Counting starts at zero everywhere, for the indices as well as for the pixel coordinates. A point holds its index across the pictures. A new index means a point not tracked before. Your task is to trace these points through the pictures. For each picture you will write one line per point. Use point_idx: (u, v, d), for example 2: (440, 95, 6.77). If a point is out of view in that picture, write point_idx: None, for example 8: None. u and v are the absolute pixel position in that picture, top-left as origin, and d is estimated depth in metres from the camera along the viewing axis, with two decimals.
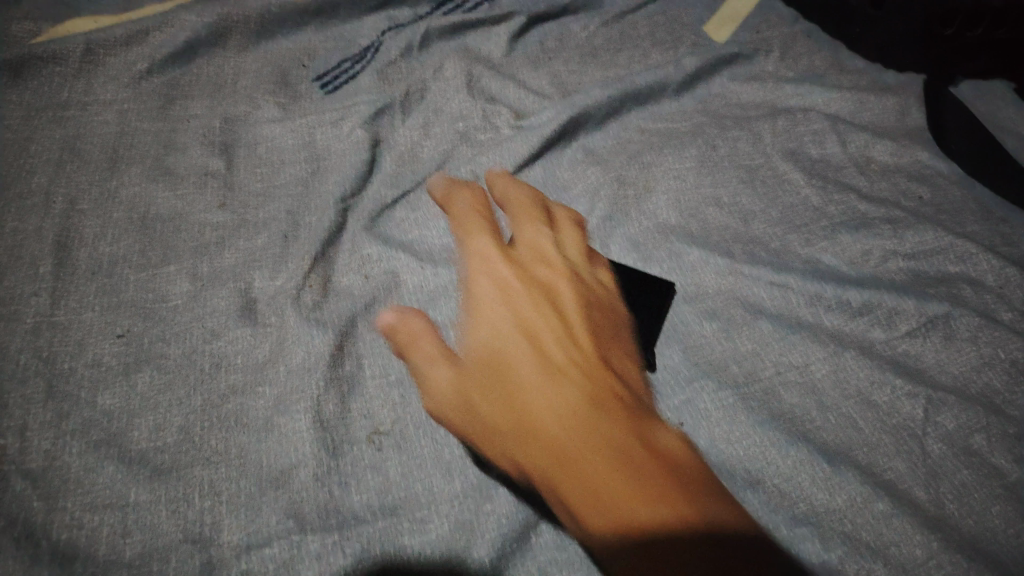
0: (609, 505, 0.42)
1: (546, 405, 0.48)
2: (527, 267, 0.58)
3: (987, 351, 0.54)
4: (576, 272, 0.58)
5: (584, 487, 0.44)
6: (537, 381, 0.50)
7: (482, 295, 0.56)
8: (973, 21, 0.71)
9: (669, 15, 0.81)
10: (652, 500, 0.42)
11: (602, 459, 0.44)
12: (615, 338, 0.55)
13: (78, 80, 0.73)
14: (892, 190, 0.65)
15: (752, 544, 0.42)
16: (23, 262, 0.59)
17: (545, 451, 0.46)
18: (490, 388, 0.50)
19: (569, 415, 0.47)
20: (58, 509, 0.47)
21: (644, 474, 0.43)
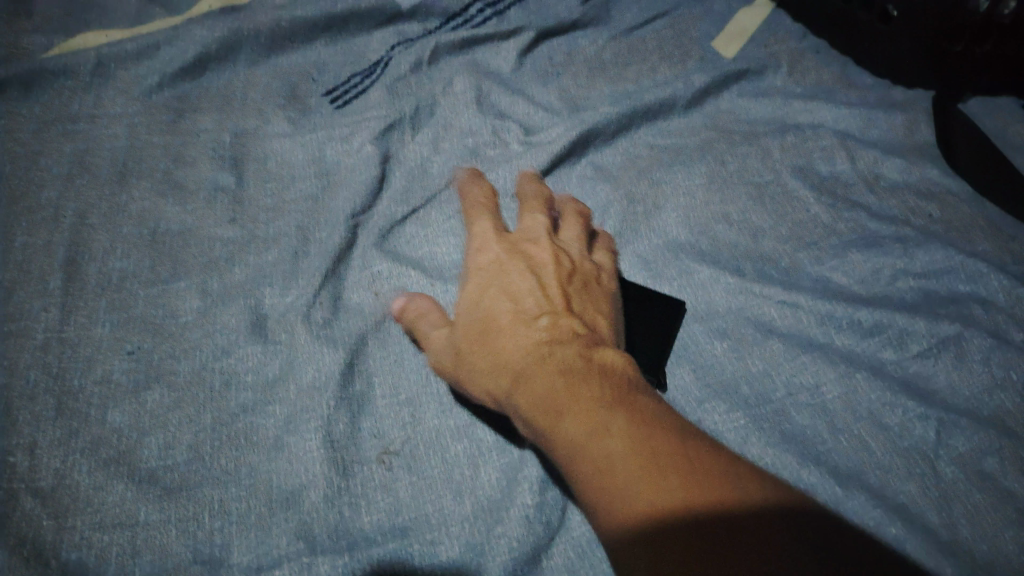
0: (588, 450, 0.38)
1: (522, 350, 0.46)
2: (524, 238, 0.55)
3: (1000, 373, 0.54)
4: (573, 249, 0.56)
5: (560, 429, 0.40)
6: (516, 326, 0.47)
7: (476, 260, 0.53)
8: (981, 37, 0.67)
9: (678, 30, 0.81)
10: (638, 451, 0.37)
11: (578, 396, 0.41)
12: (603, 304, 0.53)
13: (89, 93, 0.73)
14: (902, 208, 0.65)
15: (788, 512, 0.35)
16: (33, 277, 0.59)
17: (522, 395, 0.43)
18: (470, 334, 0.48)
19: (558, 361, 0.44)
20: (68, 528, 0.47)
21: (628, 420, 0.39)
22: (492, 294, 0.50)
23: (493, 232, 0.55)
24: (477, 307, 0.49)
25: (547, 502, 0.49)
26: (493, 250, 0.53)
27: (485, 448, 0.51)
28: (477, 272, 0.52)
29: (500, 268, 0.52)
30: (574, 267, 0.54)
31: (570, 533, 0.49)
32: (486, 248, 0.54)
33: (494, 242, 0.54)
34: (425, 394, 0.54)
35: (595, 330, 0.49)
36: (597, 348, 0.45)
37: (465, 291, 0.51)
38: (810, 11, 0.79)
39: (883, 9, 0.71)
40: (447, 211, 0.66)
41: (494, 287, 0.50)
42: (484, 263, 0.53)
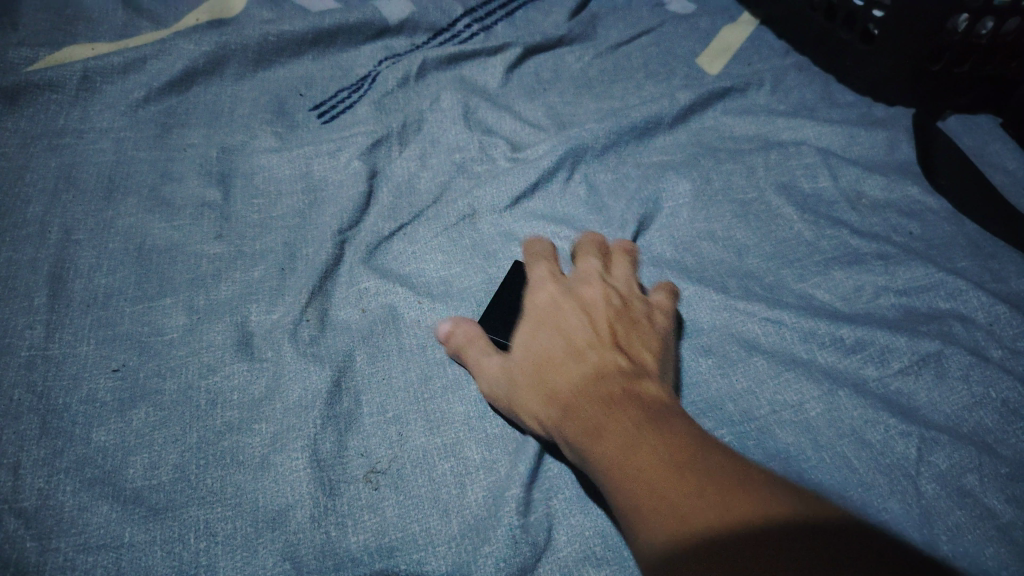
0: (629, 474, 0.39)
1: (570, 382, 0.47)
2: (579, 280, 0.55)
3: (978, 390, 0.55)
4: (629, 292, 0.55)
5: (599, 448, 0.42)
6: (566, 359, 0.48)
7: (532, 298, 0.54)
8: (963, 58, 0.70)
9: (663, 47, 0.82)
10: (677, 475, 0.38)
11: (620, 424, 0.42)
12: (657, 341, 0.52)
13: (75, 107, 0.73)
14: (883, 225, 0.66)
15: (811, 537, 0.35)
16: (17, 294, 0.58)
17: (569, 426, 0.45)
18: (523, 369, 0.49)
19: (600, 393, 0.45)
20: (51, 550, 0.46)
21: (666, 446, 0.40)
22: (545, 331, 0.51)
23: (548, 275, 0.56)
24: (528, 341, 0.51)
25: (532, 523, 0.49)
26: (547, 290, 0.54)
27: (471, 467, 0.52)
28: (530, 312, 0.53)
29: (554, 307, 0.53)
30: (630, 306, 0.54)
31: (556, 553, 0.49)
32: (540, 288, 0.55)
33: (548, 282, 0.55)
34: (411, 410, 0.54)
35: (646, 365, 0.49)
36: (643, 382, 0.46)
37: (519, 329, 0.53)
38: (796, 26, 0.80)
39: (864, 29, 0.73)
40: (435, 228, 0.66)
41: (547, 326, 0.51)
42: (539, 302, 0.54)
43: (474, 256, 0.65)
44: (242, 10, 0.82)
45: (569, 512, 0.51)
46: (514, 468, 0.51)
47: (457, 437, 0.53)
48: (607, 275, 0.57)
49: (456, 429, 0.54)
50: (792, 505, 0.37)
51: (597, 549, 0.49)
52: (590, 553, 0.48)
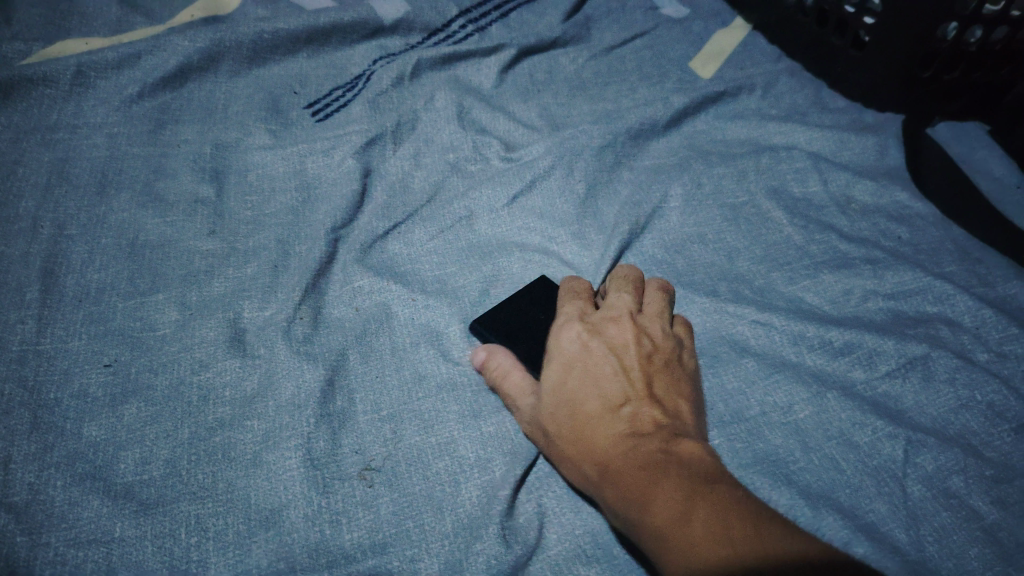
0: (677, 541, 0.40)
1: (609, 440, 0.46)
2: (609, 317, 0.54)
3: (964, 393, 0.55)
4: (660, 329, 0.54)
5: (646, 512, 0.42)
6: (603, 414, 0.47)
7: (561, 339, 0.52)
8: (954, 62, 0.71)
9: (656, 50, 0.82)
10: (723, 539, 0.39)
11: (664, 492, 0.42)
12: (687, 385, 0.52)
13: (68, 102, 0.72)
14: (872, 230, 0.67)
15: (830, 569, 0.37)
16: (9, 288, 0.58)
17: (611, 488, 0.44)
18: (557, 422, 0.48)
19: (639, 451, 0.45)
20: (41, 544, 0.46)
21: (711, 512, 0.40)
22: (578, 378, 0.49)
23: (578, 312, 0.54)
24: (562, 389, 0.49)
25: (521, 524, 0.50)
26: (577, 330, 0.52)
27: (465, 465, 0.52)
28: (559, 354, 0.51)
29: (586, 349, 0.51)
30: (662, 348, 0.53)
31: (546, 551, 0.49)
32: (571, 327, 0.53)
33: (576, 320, 0.53)
34: (405, 409, 0.55)
35: (679, 418, 0.49)
36: (682, 441, 0.46)
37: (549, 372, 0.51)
38: (788, 33, 0.81)
39: (856, 35, 0.74)
40: (430, 229, 0.66)
41: (581, 373, 0.50)
42: (571, 344, 0.51)
43: (469, 256, 0.65)
44: (237, 7, 0.82)
45: (560, 511, 0.51)
46: (506, 467, 0.52)
47: (450, 436, 0.54)
48: (639, 311, 0.55)
49: (450, 427, 0.54)
50: (803, 541, 0.39)
51: (588, 547, 0.49)
52: (581, 552, 0.48)
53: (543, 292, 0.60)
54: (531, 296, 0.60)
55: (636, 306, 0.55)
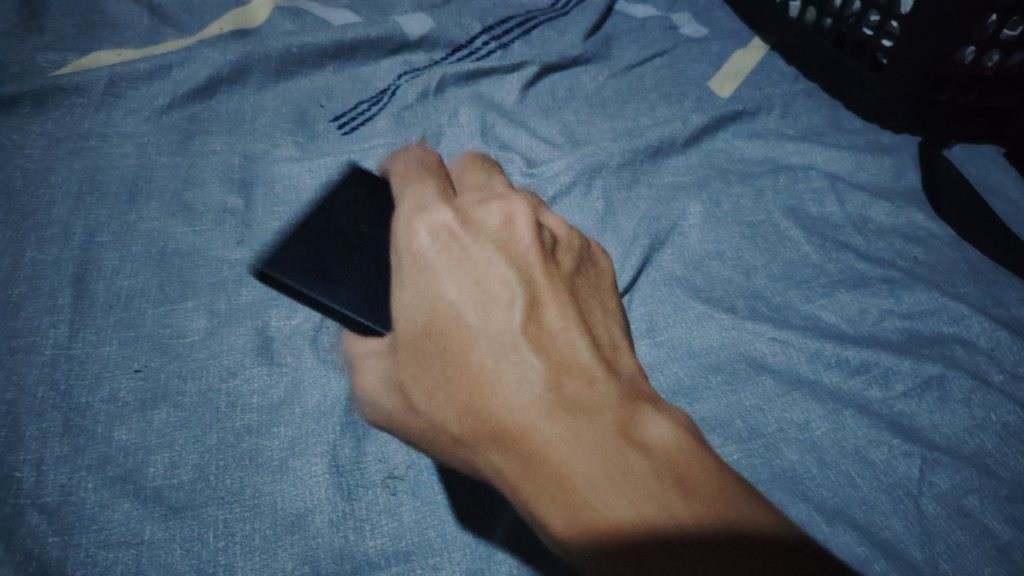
0: (611, 525, 0.36)
1: (515, 397, 0.40)
2: (474, 223, 0.46)
3: (978, 413, 0.56)
4: (555, 245, 0.49)
5: (566, 488, 0.37)
6: (501, 360, 0.41)
7: (428, 257, 0.45)
8: (965, 87, 0.72)
9: (675, 70, 0.84)
10: (658, 516, 0.36)
11: (586, 466, 0.37)
12: (584, 283, 0.49)
13: (99, 112, 0.73)
14: (888, 250, 0.68)
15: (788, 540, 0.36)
16: (42, 294, 0.59)
17: (508, 448, 0.39)
18: (439, 369, 0.42)
19: (549, 414, 0.39)
20: (73, 545, 0.48)
21: (637, 463, 0.38)
22: (461, 316, 0.43)
23: (457, 227, 0.45)
24: (442, 329, 0.43)
25: None
26: (436, 246, 0.45)
27: None
28: (421, 278, 0.44)
29: (470, 278, 0.44)
30: (566, 270, 0.48)
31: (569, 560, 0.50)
32: (446, 246, 0.45)
33: (430, 225, 0.46)
34: None
35: (582, 348, 0.43)
36: (601, 390, 0.41)
37: (420, 307, 0.44)
38: (805, 53, 0.83)
39: (874, 56, 0.76)
40: None
41: (468, 308, 0.43)
42: (446, 267, 0.44)
43: None
44: (265, 21, 0.83)
45: None
46: None
47: None
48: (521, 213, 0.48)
49: None
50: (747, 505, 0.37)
51: None
52: None
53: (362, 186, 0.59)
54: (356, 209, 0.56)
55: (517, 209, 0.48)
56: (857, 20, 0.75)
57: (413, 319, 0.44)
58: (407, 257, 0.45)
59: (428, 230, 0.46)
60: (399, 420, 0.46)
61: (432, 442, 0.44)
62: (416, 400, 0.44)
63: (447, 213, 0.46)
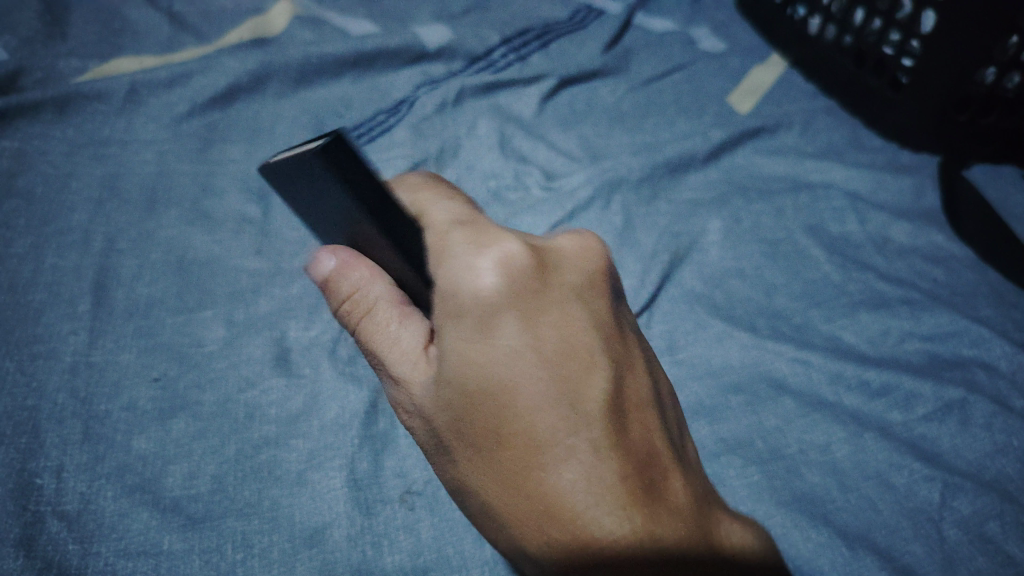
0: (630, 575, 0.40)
1: (563, 460, 0.39)
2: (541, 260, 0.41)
3: (1000, 438, 0.56)
4: (621, 295, 0.46)
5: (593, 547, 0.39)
6: (560, 421, 0.39)
7: (496, 302, 0.39)
8: (986, 108, 0.72)
9: (695, 84, 0.83)
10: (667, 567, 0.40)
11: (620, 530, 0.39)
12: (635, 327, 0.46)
13: (120, 118, 0.73)
14: (908, 271, 0.68)
15: None
16: (62, 299, 0.59)
17: (554, 515, 0.40)
18: (490, 428, 0.40)
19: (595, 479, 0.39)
20: (92, 554, 0.47)
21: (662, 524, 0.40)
22: (526, 377, 0.39)
23: (524, 268, 0.39)
24: (501, 381, 0.39)
25: None
26: (504, 286, 0.39)
27: None
28: (479, 319, 0.39)
29: (539, 328, 0.39)
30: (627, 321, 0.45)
31: None
32: (517, 289, 0.39)
33: (494, 255, 0.39)
34: None
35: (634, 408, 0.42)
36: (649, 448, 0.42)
37: (480, 360, 0.39)
38: (824, 71, 0.83)
39: (895, 74, 0.75)
40: None
41: (534, 361, 0.39)
42: (513, 316, 0.39)
43: None
44: (285, 29, 0.83)
45: None
46: None
47: None
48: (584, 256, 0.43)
49: None
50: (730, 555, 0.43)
51: None
52: None
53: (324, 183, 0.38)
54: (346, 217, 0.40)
55: (582, 252, 0.44)
56: (878, 40, 0.76)
57: (464, 370, 0.39)
58: (460, 298, 0.39)
59: (493, 268, 0.39)
60: (425, 444, 0.44)
61: (467, 483, 0.43)
62: (450, 441, 0.41)
63: (509, 247, 0.40)
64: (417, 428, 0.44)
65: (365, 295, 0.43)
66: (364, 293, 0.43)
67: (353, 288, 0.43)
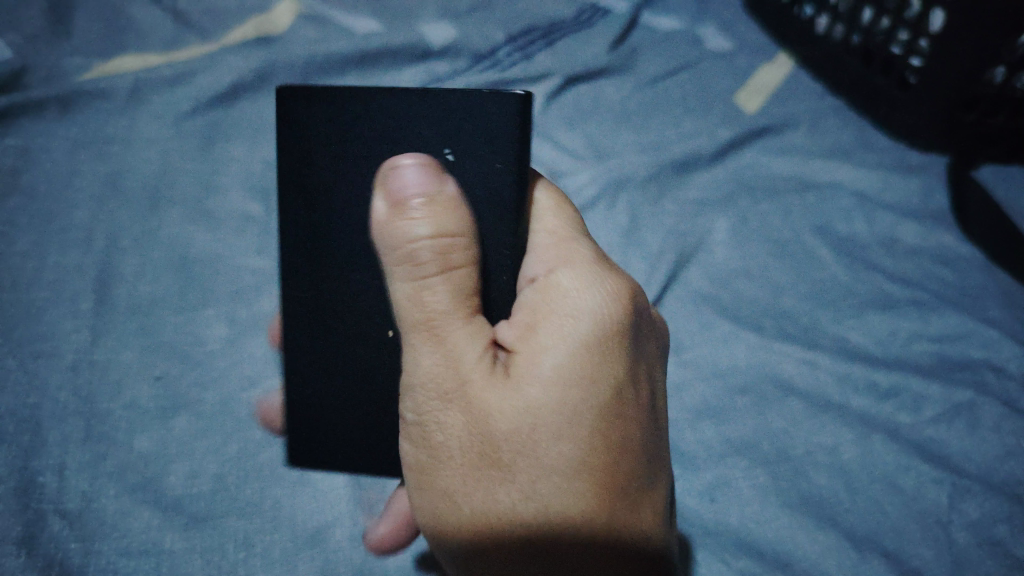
0: None
1: (630, 510, 0.37)
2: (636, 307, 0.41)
3: (1010, 441, 0.56)
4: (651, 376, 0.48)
5: None
6: (636, 468, 0.38)
7: (624, 329, 0.39)
8: (994, 108, 0.72)
9: (701, 82, 0.82)
10: None
11: None
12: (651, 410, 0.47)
13: (123, 116, 0.72)
14: (918, 271, 0.67)
15: None
16: (65, 297, 0.59)
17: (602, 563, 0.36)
18: (577, 447, 0.36)
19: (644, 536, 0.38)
20: (94, 552, 0.48)
21: None
22: (625, 405, 0.37)
23: (633, 309, 0.40)
24: (606, 402, 0.36)
25: None
26: (621, 313, 0.39)
27: None
28: (596, 331, 0.37)
29: (637, 370, 0.39)
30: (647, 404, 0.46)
31: None
32: (629, 323, 0.39)
33: (611, 284, 0.40)
34: None
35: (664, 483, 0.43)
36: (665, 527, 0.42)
37: (589, 373, 0.36)
38: (832, 70, 0.82)
39: (903, 74, 0.75)
40: None
41: (631, 398, 0.38)
42: (625, 346, 0.38)
43: None
44: (288, 29, 0.82)
45: None
46: None
47: None
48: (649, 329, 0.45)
49: None
50: None
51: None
52: None
53: (341, 137, 0.44)
54: (378, 141, 0.43)
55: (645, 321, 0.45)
56: (886, 40, 0.76)
57: (570, 376, 0.36)
58: (579, 308, 0.38)
59: (609, 294, 0.39)
60: (452, 445, 0.36)
61: (496, 510, 0.36)
62: (505, 448, 0.35)
63: (618, 282, 0.40)
64: (442, 426, 0.37)
65: (444, 242, 0.37)
66: (445, 237, 0.37)
67: (427, 231, 0.36)
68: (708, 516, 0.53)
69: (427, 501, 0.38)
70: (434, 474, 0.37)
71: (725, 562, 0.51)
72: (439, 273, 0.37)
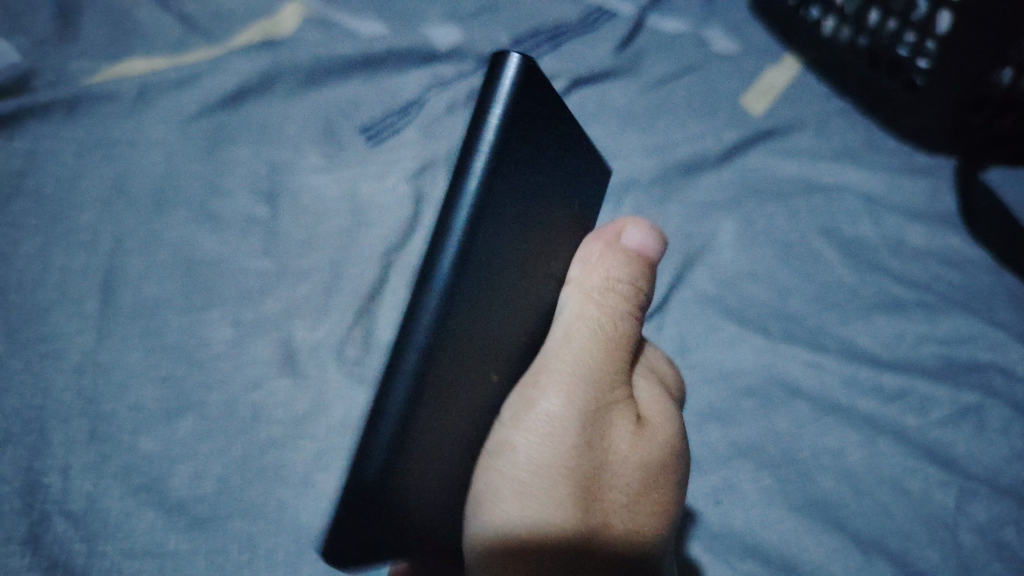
0: None
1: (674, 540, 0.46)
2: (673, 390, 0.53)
3: (1017, 443, 0.56)
4: None
5: None
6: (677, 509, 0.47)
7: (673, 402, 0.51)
8: (1002, 110, 0.72)
9: (707, 83, 0.82)
10: None
11: None
12: None
13: (130, 119, 0.72)
14: (925, 274, 0.67)
15: None
16: (70, 299, 0.59)
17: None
18: (674, 474, 0.45)
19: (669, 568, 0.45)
20: (97, 553, 0.48)
21: None
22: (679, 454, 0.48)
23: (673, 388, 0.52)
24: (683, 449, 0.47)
25: None
26: (669, 388, 0.52)
27: None
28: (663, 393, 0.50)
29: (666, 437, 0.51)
30: None
31: None
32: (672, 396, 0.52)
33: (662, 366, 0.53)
34: None
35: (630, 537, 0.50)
36: None
37: (674, 421, 0.47)
38: (838, 73, 0.81)
39: (909, 77, 0.74)
40: None
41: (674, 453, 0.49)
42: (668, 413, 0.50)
43: None
44: (293, 33, 0.81)
45: None
46: None
47: None
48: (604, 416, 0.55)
49: None
50: None
51: None
52: None
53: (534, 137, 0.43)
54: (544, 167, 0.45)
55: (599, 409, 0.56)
56: (893, 41, 0.75)
57: (668, 420, 0.47)
58: (652, 375, 0.50)
59: (661, 372, 0.52)
60: (593, 455, 0.41)
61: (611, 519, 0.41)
62: (634, 466, 0.43)
63: (666, 366, 0.53)
64: (586, 438, 0.41)
65: (630, 289, 0.48)
66: (631, 285, 0.48)
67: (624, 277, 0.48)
68: (714, 519, 0.53)
69: (537, 506, 0.39)
70: (563, 479, 0.40)
71: (730, 565, 0.51)
72: (625, 308, 0.47)
